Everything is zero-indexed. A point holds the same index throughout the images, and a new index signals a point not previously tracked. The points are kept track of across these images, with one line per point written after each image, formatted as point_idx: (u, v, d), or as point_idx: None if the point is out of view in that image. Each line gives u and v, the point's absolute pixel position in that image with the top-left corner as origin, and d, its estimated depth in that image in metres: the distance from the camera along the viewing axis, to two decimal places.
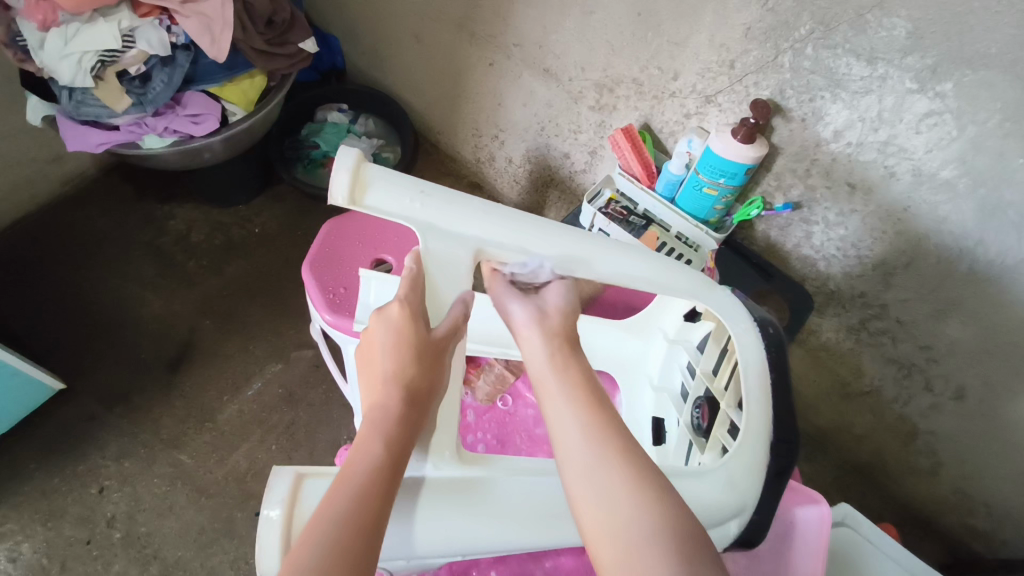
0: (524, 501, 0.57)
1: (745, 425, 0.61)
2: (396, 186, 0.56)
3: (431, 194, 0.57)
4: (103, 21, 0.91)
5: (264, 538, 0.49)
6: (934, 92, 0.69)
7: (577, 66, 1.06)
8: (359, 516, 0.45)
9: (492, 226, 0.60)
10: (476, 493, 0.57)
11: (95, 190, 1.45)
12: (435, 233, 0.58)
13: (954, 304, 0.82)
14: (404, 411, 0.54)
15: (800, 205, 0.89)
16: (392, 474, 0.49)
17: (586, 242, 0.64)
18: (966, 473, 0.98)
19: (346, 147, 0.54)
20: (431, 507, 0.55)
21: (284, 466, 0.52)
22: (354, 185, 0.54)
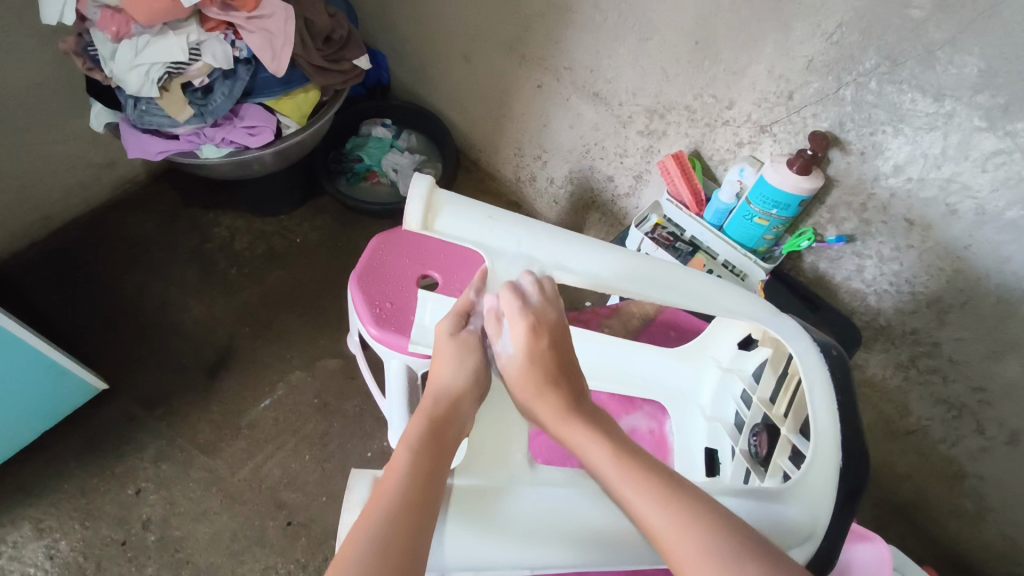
0: (539, 510, 0.56)
1: (815, 447, 0.60)
2: (466, 211, 0.64)
3: (498, 218, 0.65)
4: (173, 34, 0.94)
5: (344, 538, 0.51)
6: (1004, 131, 0.68)
7: (628, 92, 1.06)
8: (409, 491, 0.47)
9: (549, 247, 0.66)
10: (511, 506, 0.56)
11: (145, 195, 1.49)
12: (498, 253, 0.65)
13: (1012, 345, 0.80)
14: (446, 414, 0.57)
15: (853, 238, 0.88)
16: (437, 462, 0.52)
17: (633, 262, 0.68)
18: (1015, 520, 0.95)
19: (421, 177, 0.64)
20: (469, 518, 0.54)
21: (361, 472, 0.53)
22: (427, 211, 0.63)
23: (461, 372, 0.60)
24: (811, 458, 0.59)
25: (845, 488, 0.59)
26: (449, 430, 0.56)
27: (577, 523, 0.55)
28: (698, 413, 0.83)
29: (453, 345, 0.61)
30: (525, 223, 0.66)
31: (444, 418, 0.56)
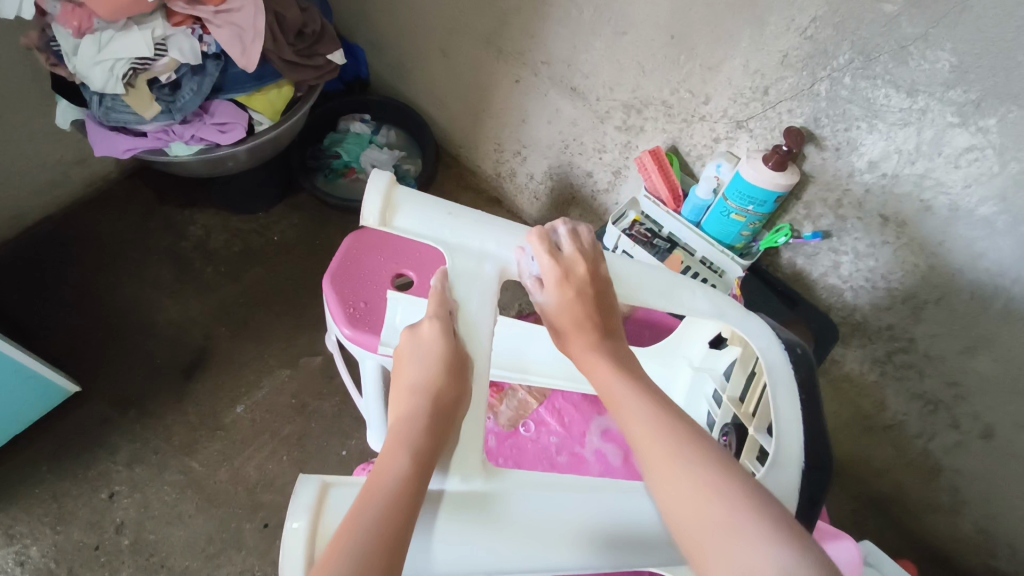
0: (540, 516, 0.49)
1: (778, 444, 0.58)
2: (426, 208, 0.58)
3: (457, 216, 0.59)
4: (137, 29, 0.92)
5: (289, 552, 0.44)
6: (976, 126, 0.67)
7: (605, 86, 1.05)
8: (383, 529, 0.41)
9: (513, 241, 0.60)
10: (505, 508, 0.49)
11: (118, 193, 1.46)
12: (461, 251, 0.58)
13: (985, 341, 0.80)
14: (431, 428, 0.50)
15: (829, 234, 0.88)
16: (419, 490, 0.45)
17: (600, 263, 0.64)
18: (989, 512, 0.96)
19: (378, 173, 0.58)
20: (456, 523, 0.47)
21: (310, 476, 0.48)
22: (384, 207, 0.57)
23: (445, 377, 0.52)
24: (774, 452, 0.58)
25: (810, 487, 0.58)
26: (434, 445, 0.49)
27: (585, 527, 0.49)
28: None
29: (437, 343, 0.54)
30: (485, 220, 0.60)
31: (428, 433, 0.49)
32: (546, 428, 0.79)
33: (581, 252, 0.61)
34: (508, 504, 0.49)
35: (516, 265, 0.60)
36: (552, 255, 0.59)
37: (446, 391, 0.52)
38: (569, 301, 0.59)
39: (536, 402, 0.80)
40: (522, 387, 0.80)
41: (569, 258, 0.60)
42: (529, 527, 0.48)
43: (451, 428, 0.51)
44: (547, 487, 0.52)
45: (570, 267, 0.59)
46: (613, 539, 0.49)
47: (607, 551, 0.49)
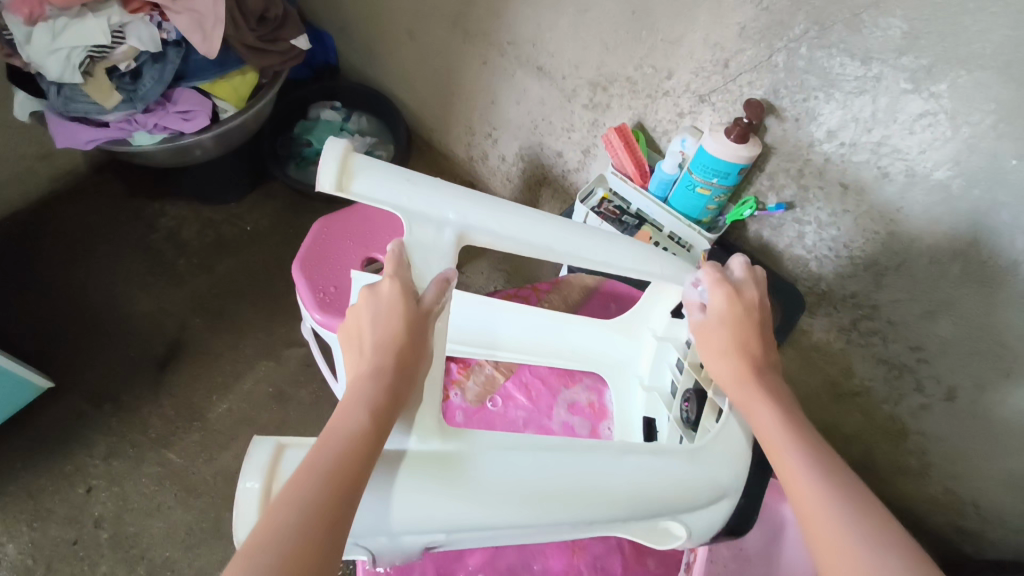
0: (500, 476, 0.50)
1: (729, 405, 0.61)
2: (385, 176, 0.56)
3: (417, 184, 0.57)
4: (93, 16, 0.90)
5: (242, 512, 0.45)
6: (928, 92, 0.68)
7: (571, 65, 1.05)
8: (336, 479, 0.42)
9: (476, 209, 0.59)
10: (467, 467, 0.50)
11: (86, 186, 1.44)
12: (420, 219, 0.57)
13: (945, 305, 0.82)
14: (391, 385, 0.49)
15: (793, 205, 0.89)
16: (374, 446, 0.45)
17: (563, 229, 0.64)
18: (955, 472, 0.98)
19: (334, 139, 0.55)
20: (413, 482, 0.48)
21: (265, 438, 0.48)
22: (341, 172, 0.54)
23: (407, 337, 0.52)
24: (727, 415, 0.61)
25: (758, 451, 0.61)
26: (395, 404, 0.49)
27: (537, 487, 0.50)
28: (636, 381, 0.78)
29: (398, 300, 0.53)
30: (446, 189, 0.59)
31: (389, 391, 0.49)
32: (514, 403, 0.78)
33: (757, 286, 0.64)
34: (471, 464, 0.50)
35: (475, 232, 0.59)
36: (733, 283, 0.63)
37: (406, 351, 0.51)
38: (731, 319, 0.61)
39: (503, 377, 0.80)
40: (489, 362, 0.80)
41: (742, 285, 0.63)
42: (491, 485, 0.49)
43: (413, 386, 0.51)
44: (510, 446, 0.53)
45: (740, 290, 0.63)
46: (569, 494, 0.51)
47: (557, 507, 0.50)
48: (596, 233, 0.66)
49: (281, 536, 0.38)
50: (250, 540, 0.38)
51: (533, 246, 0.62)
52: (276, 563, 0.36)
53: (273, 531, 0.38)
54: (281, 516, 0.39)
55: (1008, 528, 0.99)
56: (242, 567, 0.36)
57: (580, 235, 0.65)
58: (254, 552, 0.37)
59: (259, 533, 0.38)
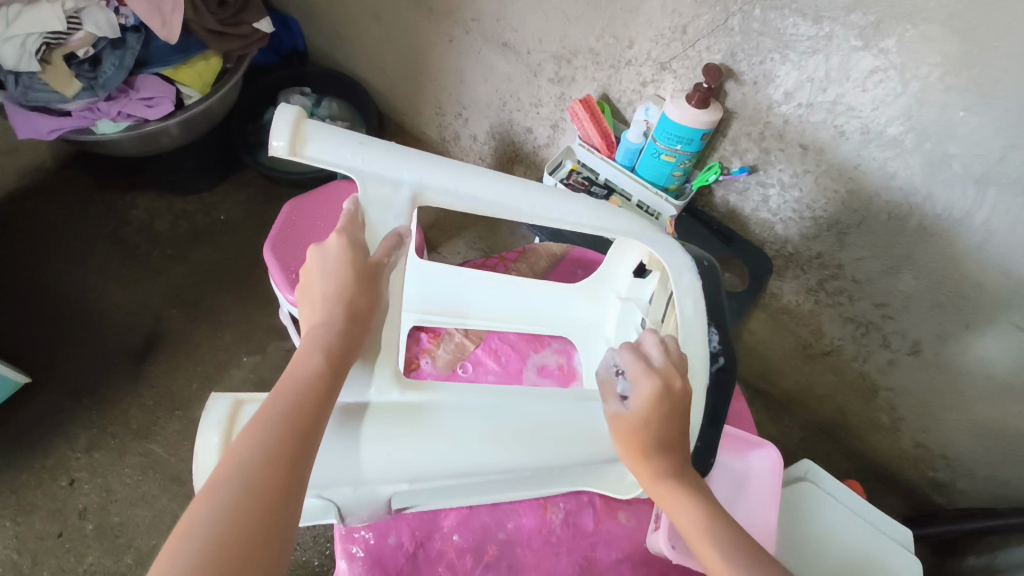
0: (461, 422, 0.54)
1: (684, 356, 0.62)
2: (337, 139, 0.57)
3: (370, 145, 0.58)
4: (47, 3, 0.90)
5: (203, 460, 0.49)
6: (878, 48, 0.70)
7: (535, 39, 1.06)
8: (293, 421, 0.43)
9: (430, 168, 0.60)
10: (430, 415, 0.54)
11: (54, 181, 1.43)
12: (376, 179, 0.58)
13: (905, 259, 0.84)
14: (346, 330, 0.50)
15: (756, 168, 0.90)
16: (330, 390, 0.47)
17: (518, 190, 0.65)
18: (923, 425, 1.01)
19: (285, 104, 0.55)
20: (380, 431, 0.52)
21: (222, 395, 0.52)
22: (294, 135, 0.55)
23: (359, 285, 0.51)
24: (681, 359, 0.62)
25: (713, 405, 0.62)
26: (348, 354, 0.49)
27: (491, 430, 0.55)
28: (603, 342, 0.81)
29: (344, 252, 0.52)
30: (400, 149, 0.60)
31: (344, 336, 0.50)
32: (483, 368, 0.80)
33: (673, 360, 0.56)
34: (437, 413, 0.54)
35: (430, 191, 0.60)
36: (653, 372, 0.53)
37: (359, 298, 0.51)
38: (658, 420, 0.52)
39: (473, 344, 0.82)
40: (459, 330, 0.82)
41: (664, 371, 0.54)
42: (453, 427, 0.54)
43: (366, 331, 0.52)
44: (468, 395, 0.56)
45: (661, 381, 0.53)
46: (526, 432, 0.56)
47: (496, 448, 0.54)
48: (551, 191, 0.67)
49: (240, 473, 0.39)
50: (210, 479, 0.38)
51: (491, 205, 0.64)
52: (239, 499, 0.37)
53: (232, 471, 0.39)
54: (241, 455, 0.40)
55: (976, 477, 1.02)
56: (205, 505, 0.37)
57: (537, 191, 0.66)
58: (215, 491, 0.37)
59: (219, 473, 0.39)
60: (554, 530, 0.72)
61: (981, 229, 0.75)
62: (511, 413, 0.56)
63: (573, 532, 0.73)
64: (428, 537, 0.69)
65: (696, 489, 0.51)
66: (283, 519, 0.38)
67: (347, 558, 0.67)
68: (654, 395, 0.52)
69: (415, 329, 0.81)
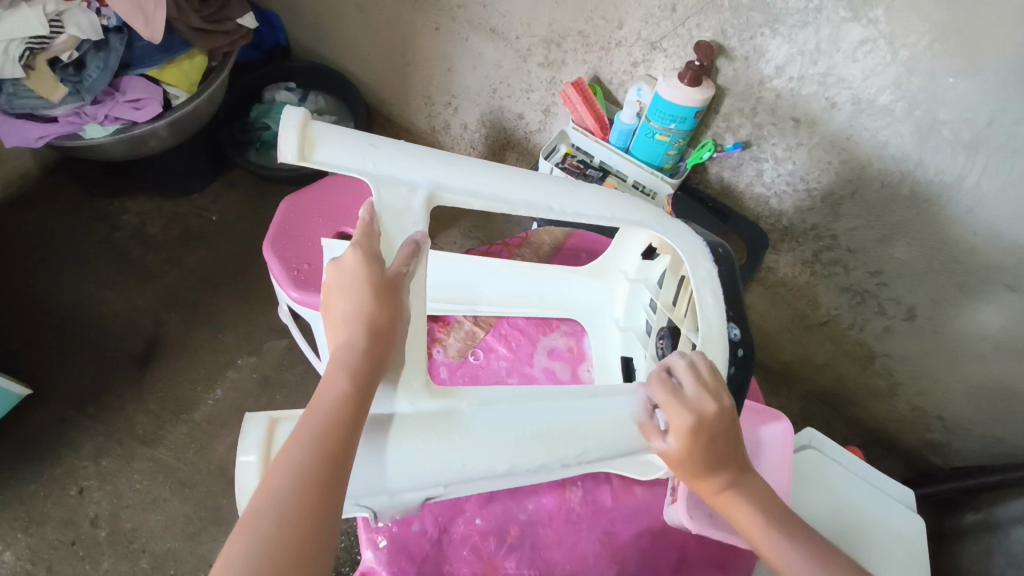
0: (492, 429, 0.54)
1: (704, 337, 0.63)
2: (344, 145, 0.57)
3: (379, 147, 0.58)
4: (27, 6, 0.88)
5: (245, 484, 0.49)
6: (867, 19, 0.71)
7: (522, 23, 1.05)
8: (325, 446, 0.44)
9: (439, 167, 0.61)
10: (462, 425, 0.53)
11: (41, 190, 1.41)
12: (388, 183, 0.58)
13: (899, 227, 0.85)
14: (370, 348, 0.49)
15: (749, 143, 0.91)
16: (359, 410, 0.47)
17: (528, 186, 0.65)
18: (920, 388, 1.04)
19: (289, 109, 0.56)
20: (412, 441, 0.52)
21: (255, 414, 0.51)
22: (301, 142, 0.55)
23: (378, 301, 0.51)
24: (700, 352, 0.62)
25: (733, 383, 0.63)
26: (375, 371, 0.49)
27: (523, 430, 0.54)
28: (612, 324, 0.82)
29: (362, 268, 0.52)
30: (408, 150, 0.60)
31: (368, 354, 0.49)
32: (495, 353, 0.81)
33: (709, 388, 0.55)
34: (468, 421, 0.54)
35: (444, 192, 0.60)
36: (683, 403, 0.53)
37: (379, 315, 0.50)
38: (701, 452, 0.53)
39: (483, 331, 0.82)
40: (469, 318, 0.82)
41: (695, 400, 0.54)
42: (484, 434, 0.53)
43: (392, 345, 0.51)
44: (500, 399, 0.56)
45: (697, 413, 0.53)
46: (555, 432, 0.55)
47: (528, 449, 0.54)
48: (561, 185, 0.67)
49: (276, 505, 0.40)
50: (247, 510, 0.40)
51: (507, 202, 0.64)
52: (272, 532, 0.39)
53: (266, 503, 0.40)
54: (275, 484, 0.41)
55: (972, 436, 1.05)
56: (242, 537, 0.39)
57: (548, 188, 0.66)
58: (250, 522, 0.39)
59: (258, 500, 0.40)
60: (573, 512, 0.74)
61: (971, 193, 0.76)
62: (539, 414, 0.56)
63: (593, 509, 0.74)
64: (450, 520, 0.71)
65: (749, 485, 0.56)
66: (316, 551, 0.40)
67: (372, 547, 0.68)
68: (690, 430, 0.52)
69: (426, 320, 0.81)
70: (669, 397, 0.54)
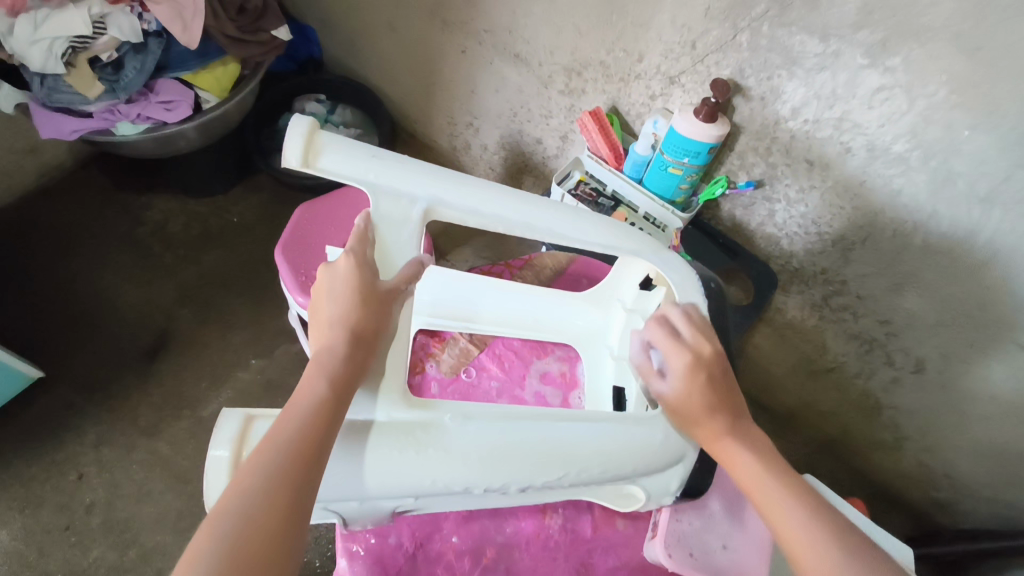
0: (467, 444, 0.54)
1: None
2: (348, 153, 0.58)
3: (382, 157, 0.60)
4: (73, 8, 0.92)
5: (214, 478, 0.50)
6: (884, 66, 0.71)
7: (546, 51, 1.07)
8: (299, 450, 0.44)
9: (442, 183, 0.62)
10: (437, 438, 0.54)
11: (73, 181, 1.45)
12: (388, 195, 0.59)
13: (910, 277, 0.84)
14: (350, 354, 0.50)
15: (762, 183, 0.91)
16: (335, 414, 0.48)
17: (526, 207, 0.66)
18: (927, 444, 1.01)
19: (298, 116, 0.57)
20: (388, 450, 0.52)
21: (233, 410, 0.53)
22: (307, 148, 0.57)
23: (362, 309, 0.52)
24: None
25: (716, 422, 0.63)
26: (354, 377, 0.50)
27: (500, 449, 0.54)
28: (607, 352, 0.82)
29: (350, 275, 0.53)
30: (410, 162, 0.61)
31: (348, 360, 0.50)
32: (487, 373, 0.81)
33: (700, 330, 0.60)
34: (444, 435, 0.54)
35: (442, 207, 0.61)
36: (681, 344, 0.58)
37: (363, 322, 0.52)
38: (699, 391, 0.55)
39: (477, 350, 0.82)
40: (464, 335, 0.82)
41: (693, 341, 0.58)
42: (458, 450, 0.53)
43: (372, 353, 0.52)
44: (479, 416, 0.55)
45: (697, 351, 0.57)
46: (530, 455, 0.55)
47: (501, 470, 0.54)
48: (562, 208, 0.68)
49: (247, 502, 0.40)
50: (216, 507, 0.40)
51: (504, 221, 0.65)
52: (238, 530, 0.39)
53: (236, 499, 0.40)
54: (247, 483, 0.41)
55: (979, 498, 1.01)
56: (210, 532, 0.39)
57: (547, 210, 0.67)
58: (220, 518, 0.39)
59: (228, 497, 0.41)
60: (552, 540, 0.73)
61: (984, 248, 0.75)
62: (514, 437, 0.55)
63: (570, 538, 0.73)
64: (428, 536, 0.70)
65: (751, 439, 0.54)
66: (286, 548, 0.40)
67: (347, 556, 0.68)
68: (692, 366, 0.56)
69: (421, 333, 0.82)
70: (668, 334, 0.59)
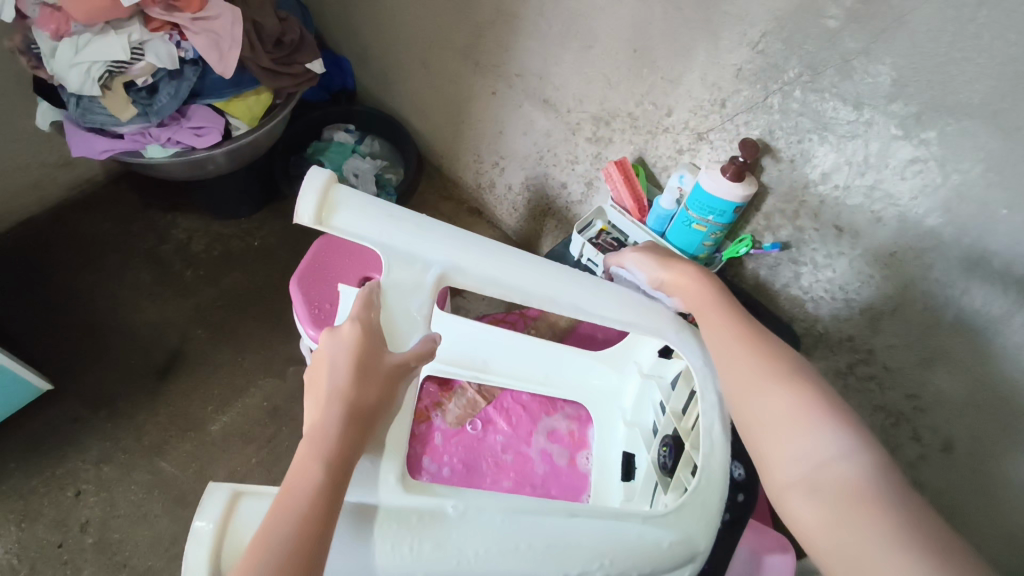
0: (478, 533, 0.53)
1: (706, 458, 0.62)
2: (363, 212, 0.58)
3: (398, 217, 0.60)
4: (114, 33, 0.94)
5: (193, 554, 0.48)
6: (919, 139, 0.69)
7: (575, 98, 1.07)
8: (296, 558, 0.44)
9: (455, 250, 0.62)
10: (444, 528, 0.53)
11: (103, 195, 1.48)
12: (402, 259, 0.59)
13: (939, 354, 0.80)
14: (347, 434, 0.49)
15: (789, 245, 0.89)
16: (334, 504, 0.47)
17: (544, 282, 0.66)
18: None
19: (314, 173, 0.57)
20: (389, 539, 0.52)
21: (219, 486, 0.51)
22: (320, 205, 0.57)
23: (362, 385, 0.51)
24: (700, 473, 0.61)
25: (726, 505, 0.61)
26: (352, 456, 0.49)
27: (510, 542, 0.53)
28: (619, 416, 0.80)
29: (353, 352, 0.52)
30: (425, 224, 0.61)
31: (345, 439, 0.49)
32: (492, 427, 0.81)
33: None
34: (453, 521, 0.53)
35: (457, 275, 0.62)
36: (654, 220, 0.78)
37: (363, 396, 0.51)
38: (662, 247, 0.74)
39: (484, 402, 0.83)
40: (472, 386, 0.83)
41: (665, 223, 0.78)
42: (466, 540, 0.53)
43: (372, 424, 0.51)
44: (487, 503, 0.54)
45: None
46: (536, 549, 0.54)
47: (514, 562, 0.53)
48: (579, 284, 0.68)
49: None
50: None
51: (519, 293, 0.65)
52: None
53: None
54: None
55: None
56: None
57: (562, 283, 0.68)
58: None
59: None
60: None
61: (1019, 330, 0.71)
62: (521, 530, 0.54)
63: None
64: None
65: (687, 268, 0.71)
66: None
67: None
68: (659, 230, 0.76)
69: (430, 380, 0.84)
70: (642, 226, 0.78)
